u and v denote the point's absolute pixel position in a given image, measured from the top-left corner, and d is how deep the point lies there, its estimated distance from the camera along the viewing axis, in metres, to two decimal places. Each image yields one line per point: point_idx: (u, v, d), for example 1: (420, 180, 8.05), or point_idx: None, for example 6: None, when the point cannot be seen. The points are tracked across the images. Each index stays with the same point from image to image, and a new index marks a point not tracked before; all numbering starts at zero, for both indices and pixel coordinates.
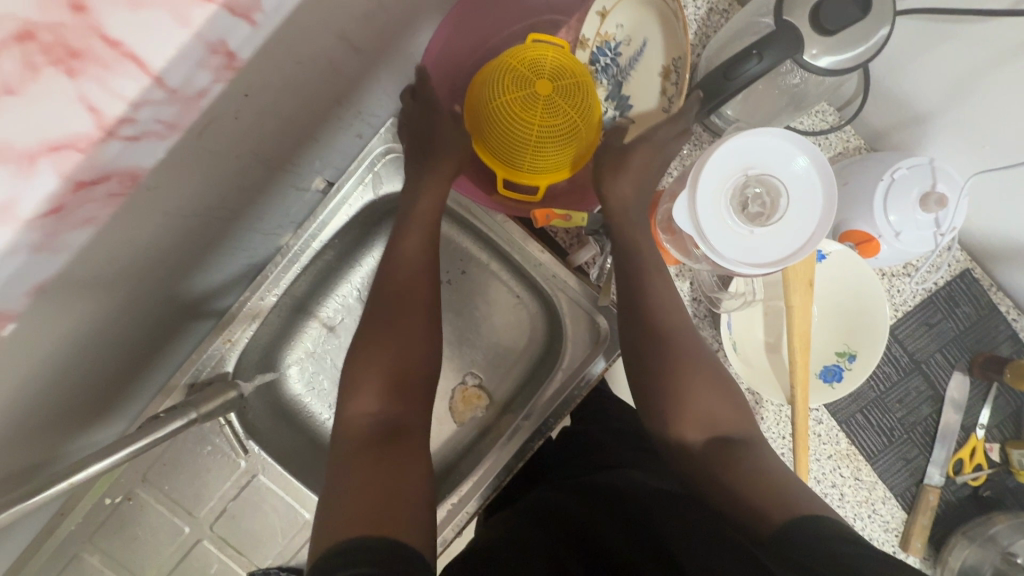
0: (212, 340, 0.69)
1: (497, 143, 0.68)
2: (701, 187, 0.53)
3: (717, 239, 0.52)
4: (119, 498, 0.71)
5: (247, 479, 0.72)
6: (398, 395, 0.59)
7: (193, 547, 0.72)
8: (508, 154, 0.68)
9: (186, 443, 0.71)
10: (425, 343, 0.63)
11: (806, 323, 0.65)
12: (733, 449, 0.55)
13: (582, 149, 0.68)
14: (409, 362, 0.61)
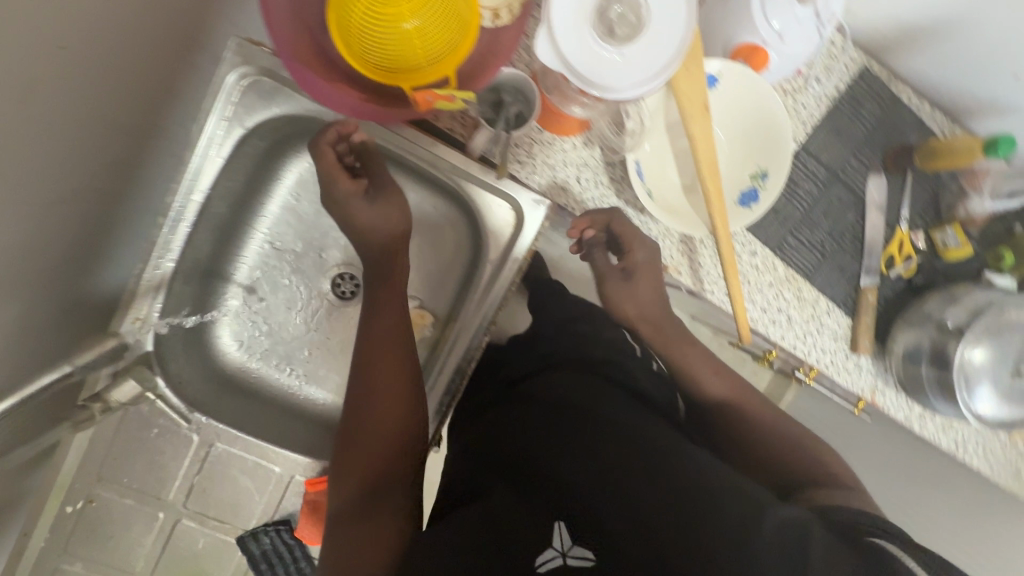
0: (119, 322, 0.65)
1: (382, 53, 0.62)
2: (560, 24, 0.50)
3: (594, 73, 0.51)
4: (80, 503, 0.69)
5: (204, 450, 0.71)
6: (378, 456, 0.64)
7: (174, 529, 0.72)
8: (399, 57, 0.62)
9: (131, 430, 0.69)
10: (403, 398, 0.66)
11: (711, 151, 0.64)
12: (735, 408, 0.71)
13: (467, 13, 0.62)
14: (390, 422, 0.65)
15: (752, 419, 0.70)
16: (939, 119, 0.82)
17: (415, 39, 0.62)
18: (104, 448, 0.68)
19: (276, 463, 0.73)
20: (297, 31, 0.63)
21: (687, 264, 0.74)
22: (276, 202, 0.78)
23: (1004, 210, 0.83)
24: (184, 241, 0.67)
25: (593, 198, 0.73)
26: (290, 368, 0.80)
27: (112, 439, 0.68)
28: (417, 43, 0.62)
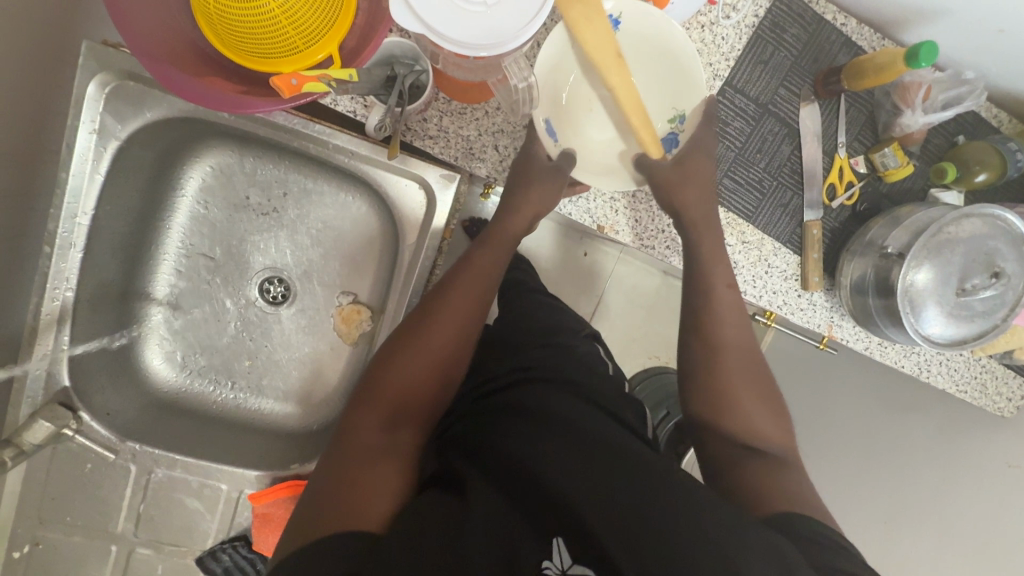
0: (26, 360, 0.63)
1: (254, 43, 0.57)
2: None
3: (464, 32, 0.47)
4: (27, 546, 0.67)
5: (145, 478, 0.69)
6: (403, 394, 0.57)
7: (130, 559, 0.70)
8: (274, 45, 0.57)
9: (64, 467, 0.67)
10: (457, 333, 0.62)
11: (631, 87, 0.62)
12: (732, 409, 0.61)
13: None
14: (437, 352, 0.60)
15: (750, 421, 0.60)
16: (868, 34, 0.78)
17: (284, 21, 0.56)
18: (40, 489, 0.66)
19: (222, 480, 0.70)
20: (155, 25, 0.58)
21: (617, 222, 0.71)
22: (183, 211, 0.75)
23: (944, 122, 0.80)
24: (80, 267, 0.64)
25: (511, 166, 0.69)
26: (229, 381, 0.78)
27: (47, 479, 0.66)
28: (287, 25, 0.56)
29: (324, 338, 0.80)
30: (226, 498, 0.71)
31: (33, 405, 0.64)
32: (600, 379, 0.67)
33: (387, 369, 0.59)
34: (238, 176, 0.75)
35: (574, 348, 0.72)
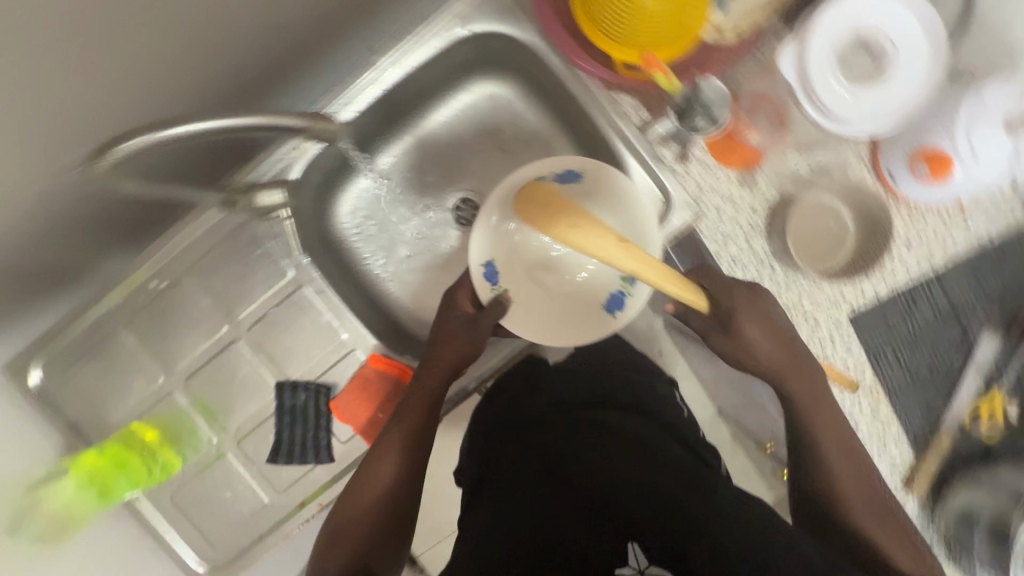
0: (282, 143, 0.68)
1: (614, 24, 0.67)
2: None
3: None
4: (164, 284, 0.72)
5: (292, 289, 0.73)
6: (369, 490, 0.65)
7: (227, 347, 0.74)
8: (627, 33, 0.68)
9: (238, 240, 0.71)
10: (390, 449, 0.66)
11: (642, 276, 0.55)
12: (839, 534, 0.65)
13: (692, 18, 0.68)
14: (376, 478, 0.65)
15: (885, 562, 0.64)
16: None
17: (648, 22, 0.66)
18: (209, 244, 0.71)
19: (345, 330, 0.74)
20: None
21: None
22: (448, 110, 0.81)
23: None
24: (369, 101, 0.72)
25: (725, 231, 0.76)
26: (385, 256, 0.79)
27: (218, 241, 0.71)
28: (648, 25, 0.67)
29: None
30: (335, 348, 0.74)
31: (258, 177, 0.68)
32: (663, 410, 0.75)
33: (370, 467, 0.66)
34: (504, 112, 0.82)
35: (653, 380, 0.79)
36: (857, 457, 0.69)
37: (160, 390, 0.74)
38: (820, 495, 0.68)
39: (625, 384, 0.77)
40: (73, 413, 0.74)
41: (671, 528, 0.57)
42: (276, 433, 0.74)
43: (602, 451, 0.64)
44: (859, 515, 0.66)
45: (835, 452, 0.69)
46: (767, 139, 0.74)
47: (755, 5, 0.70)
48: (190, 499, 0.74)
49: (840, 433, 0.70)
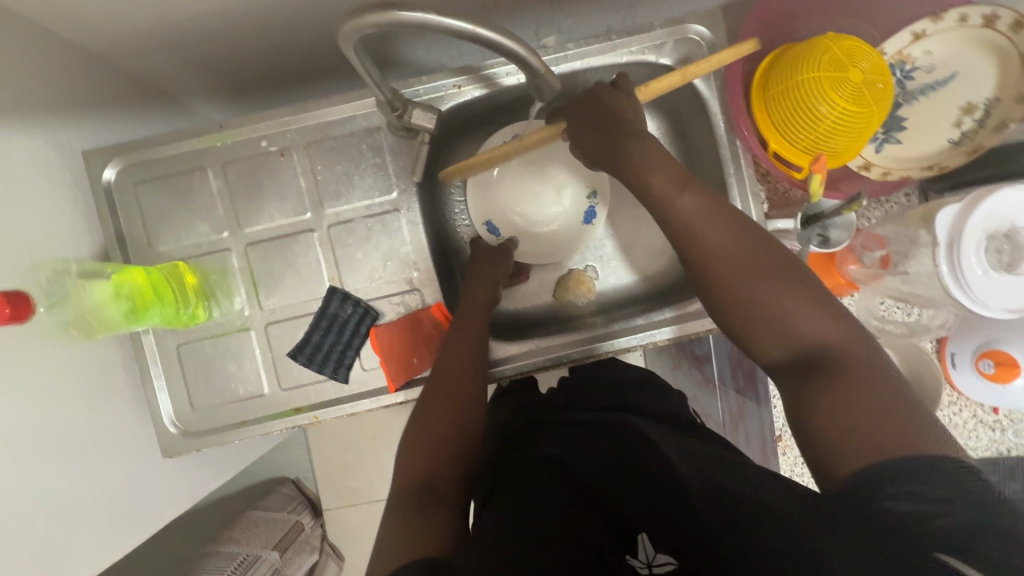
0: (447, 76, 0.70)
1: (787, 119, 0.70)
2: (961, 258, 0.57)
3: (989, 295, 0.57)
4: (274, 149, 0.72)
5: (387, 209, 0.73)
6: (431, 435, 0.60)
7: (302, 233, 0.73)
8: (794, 131, 0.70)
9: (363, 142, 0.72)
10: (453, 383, 0.65)
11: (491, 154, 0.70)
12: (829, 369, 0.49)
13: (856, 141, 0.69)
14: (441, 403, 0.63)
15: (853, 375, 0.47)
16: None
17: (820, 130, 0.68)
18: (336, 133, 0.72)
19: (417, 268, 0.74)
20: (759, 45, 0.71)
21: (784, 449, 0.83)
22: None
23: None
24: None
25: None
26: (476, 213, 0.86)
27: (345, 134, 0.72)
28: (818, 132, 0.68)
29: (549, 274, 0.87)
30: (401, 281, 0.73)
31: (412, 96, 0.70)
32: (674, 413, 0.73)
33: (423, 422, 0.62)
34: None
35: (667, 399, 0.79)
36: (796, 277, 0.54)
37: (217, 242, 0.72)
38: (800, 394, 0.49)
39: (630, 393, 0.78)
40: (126, 225, 0.72)
41: (676, 480, 0.50)
42: (307, 332, 0.73)
43: (586, 446, 0.61)
44: (829, 381, 0.48)
45: (801, 297, 0.52)
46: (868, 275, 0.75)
47: (911, 158, 0.74)
48: (195, 356, 0.73)
49: (779, 280, 0.54)
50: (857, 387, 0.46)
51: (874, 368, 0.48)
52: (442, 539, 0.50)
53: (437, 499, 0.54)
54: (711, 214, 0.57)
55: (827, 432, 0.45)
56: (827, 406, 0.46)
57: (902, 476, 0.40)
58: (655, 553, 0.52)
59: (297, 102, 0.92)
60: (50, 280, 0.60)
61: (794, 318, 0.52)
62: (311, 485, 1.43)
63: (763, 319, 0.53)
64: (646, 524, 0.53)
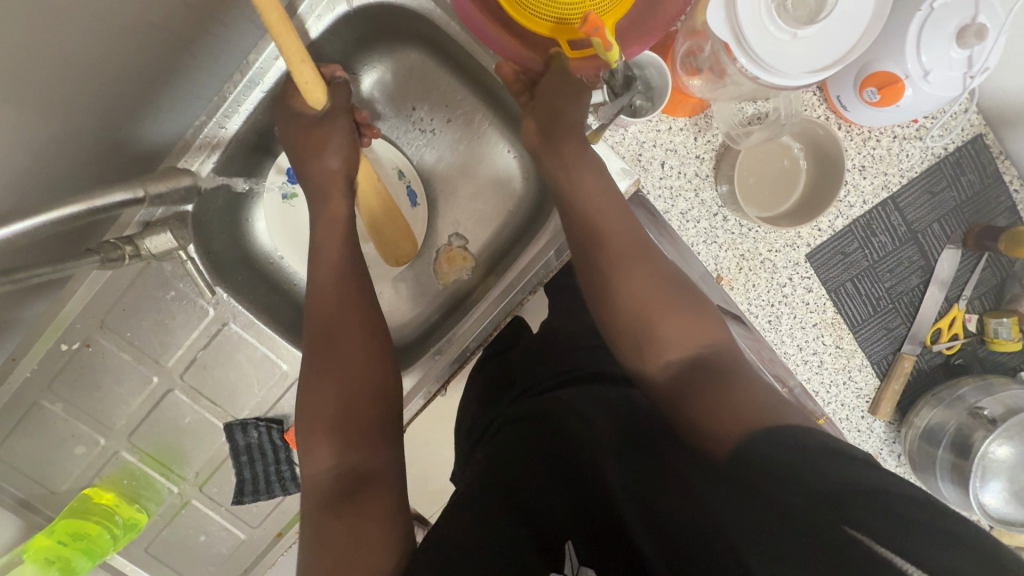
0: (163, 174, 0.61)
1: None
2: (755, 39, 0.55)
3: (804, 59, 0.56)
4: (77, 344, 0.66)
5: (218, 327, 0.68)
6: (349, 444, 0.56)
7: (164, 397, 0.69)
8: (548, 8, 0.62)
9: (146, 283, 0.65)
10: (373, 387, 0.60)
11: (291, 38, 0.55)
12: (710, 377, 0.51)
13: None
14: (354, 404, 0.58)
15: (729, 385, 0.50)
16: None
17: None
18: (115, 294, 0.65)
19: (285, 360, 0.70)
20: None
21: (731, 290, 0.78)
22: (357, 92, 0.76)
23: None
24: (257, 104, 0.65)
25: (671, 187, 0.75)
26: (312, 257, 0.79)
27: (125, 288, 0.65)
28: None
29: (421, 269, 0.81)
30: (279, 380, 0.70)
31: (151, 216, 0.61)
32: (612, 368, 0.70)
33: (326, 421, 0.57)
34: (415, 87, 0.77)
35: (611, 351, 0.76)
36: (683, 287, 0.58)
37: (103, 451, 0.70)
38: (680, 388, 0.52)
39: (573, 359, 0.74)
40: (17, 490, 0.70)
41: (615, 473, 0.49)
42: (236, 473, 0.71)
43: (541, 441, 0.56)
44: (714, 385, 0.50)
45: (685, 308, 0.56)
46: (710, 87, 0.67)
47: None
48: (166, 548, 0.73)
49: (594, 259, 0.59)
50: (715, 400, 0.49)
51: (711, 317, 0.56)
52: (370, 544, 0.49)
53: (357, 489, 0.53)
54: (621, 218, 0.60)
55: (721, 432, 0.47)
56: (725, 408, 0.48)
57: (794, 443, 0.42)
58: (579, 566, 0.46)
59: None
60: None
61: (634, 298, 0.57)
62: None
63: (631, 326, 0.56)
64: (578, 533, 0.48)
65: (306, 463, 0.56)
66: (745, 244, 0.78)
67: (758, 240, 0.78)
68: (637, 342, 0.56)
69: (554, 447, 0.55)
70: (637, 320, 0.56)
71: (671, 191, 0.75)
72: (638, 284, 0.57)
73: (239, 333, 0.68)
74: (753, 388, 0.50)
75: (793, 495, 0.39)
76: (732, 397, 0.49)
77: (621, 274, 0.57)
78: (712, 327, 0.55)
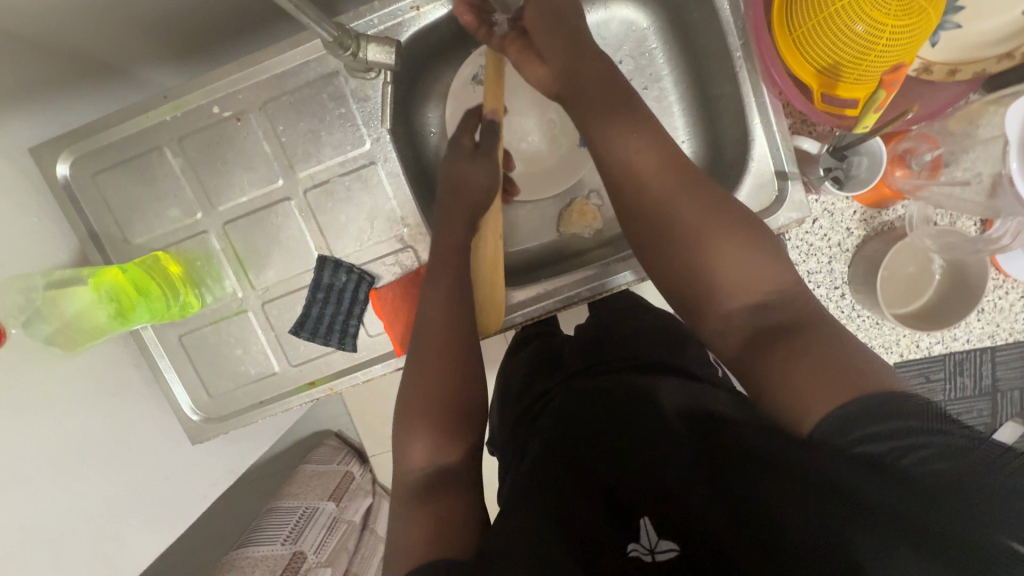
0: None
1: (820, 48, 0.61)
2: None
3: None
4: (228, 114, 0.65)
5: (362, 163, 0.67)
6: (436, 422, 0.54)
7: (277, 202, 0.68)
8: (826, 63, 0.62)
9: (323, 91, 0.65)
10: (457, 359, 0.57)
11: None
12: (778, 334, 0.46)
13: (902, 57, 0.59)
14: (439, 382, 0.56)
15: (811, 342, 0.44)
16: None
17: (862, 58, 0.59)
18: (290, 86, 0.64)
19: (405, 225, 0.69)
20: None
21: None
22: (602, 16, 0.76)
23: None
24: None
25: (811, 244, 0.76)
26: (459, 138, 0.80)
27: (301, 85, 0.65)
28: (859, 59, 0.60)
29: (548, 209, 0.80)
30: (390, 240, 0.69)
31: (367, 28, 0.63)
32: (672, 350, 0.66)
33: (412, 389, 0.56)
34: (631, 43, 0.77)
35: None
36: (719, 214, 0.53)
37: (193, 225, 0.68)
38: (757, 347, 0.47)
39: (632, 346, 0.67)
40: (95, 220, 0.68)
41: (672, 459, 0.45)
42: (304, 306, 0.69)
43: (591, 423, 0.52)
44: (786, 339, 0.45)
45: (729, 244, 0.51)
46: (915, 183, 0.66)
47: (968, 40, 0.65)
48: (199, 344, 0.71)
49: (654, 225, 0.55)
50: (775, 372, 0.44)
51: (772, 260, 0.51)
52: (452, 523, 0.47)
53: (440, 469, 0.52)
54: (669, 178, 0.55)
55: (805, 396, 0.41)
56: (805, 372, 0.42)
57: (878, 414, 0.37)
58: (658, 539, 0.44)
59: (250, 54, 0.81)
60: (18, 299, 0.57)
61: (684, 256, 0.53)
62: (354, 433, 1.28)
63: (694, 287, 0.52)
64: (646, 506, 0.45)
65: (400, 451, 0.55)
66: (847, 327, 0.79)
67: (860, 328, 0.79)
68: (701, 291, 0.52)
69: (604, 428, 0.51)
70: (696, 287, 0.52)
71: (809, 247, 0.76)
72: (672, 252, 0.54)
73: (380, 178, 0.67)
74: (832, 341, 0.44)
75: (893, 487, 0.35)
76: (803, 357, 0.43)
77: (682, 236, 0.53)
78: (770, 264, 0.51)
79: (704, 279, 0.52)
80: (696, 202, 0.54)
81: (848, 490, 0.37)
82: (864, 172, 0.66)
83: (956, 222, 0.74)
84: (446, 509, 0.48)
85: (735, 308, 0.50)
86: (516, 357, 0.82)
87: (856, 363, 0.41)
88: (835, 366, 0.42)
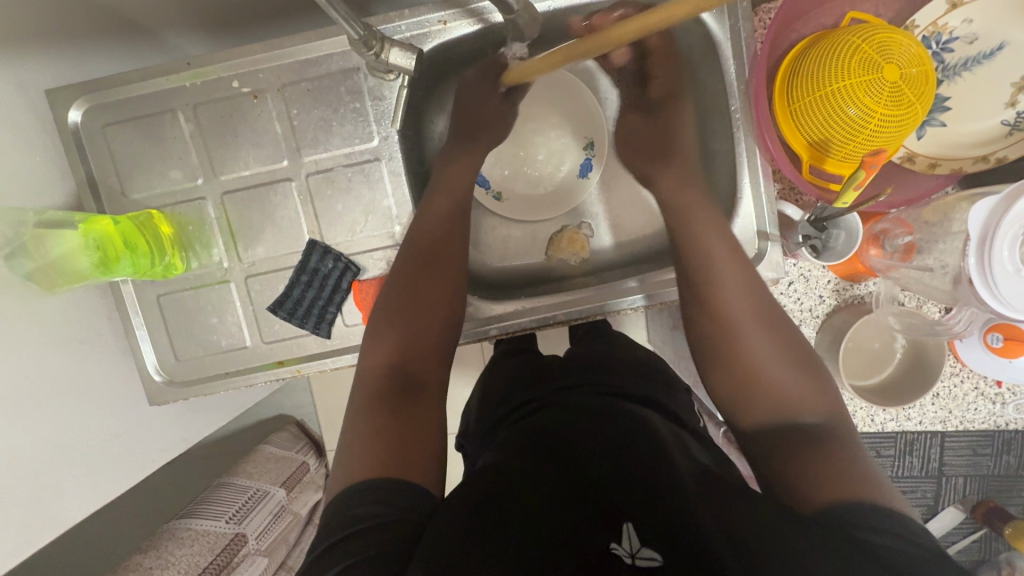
0: (430, 11, 0.65)
1: (815, 125, 0.64)
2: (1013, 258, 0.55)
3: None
4: (246, 90, 0.67)
5: (367, 158, 0.69)
6: (413, 346, 0.63)
7: (278, 182, 0.69)
8: (819, 140, 0.65)
9: (341, 84, 0.67)
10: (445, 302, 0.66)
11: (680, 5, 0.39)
12: (801, 440, 0.52)
13: (887, 144, 0.63)
14: (427, 312, 0.64)
15: (829, 454, 0.49)
16: None
17: (853, 140, 0.63)
18: (310, 75, 0.67)
19: (398, 224, 0.70)
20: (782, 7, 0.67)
21: None
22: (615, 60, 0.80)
23: None
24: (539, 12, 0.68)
25: (783, 305, 0.79)
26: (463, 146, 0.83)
27: (321, 76, 0.67)
28: (850, 141, 0.63)
29: (540, 232, 0.83)
30: (381, 236, 0.70)
31: (393, 34, 0.66)
32: (666, 391, 0.69)
33: (403, 315, 0.64)
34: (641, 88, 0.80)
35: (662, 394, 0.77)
36: (778, 328, 0.61)
37: (192, 190, 0.69)
38: (779, 446, 0.52)
39: (613, 376, 0.69)
40: (96, 169, 0.69)
41: (656, 479, 0.47)
42: (287, 286, 0.71)
43: (587, 433, 0.55)
44: (808, 446, 0.51)
45: (781, 361, 0.59)
46: (886, 263, 0.70)
47: (951, 141, 0.69)
48: (177, 307, 0.72)
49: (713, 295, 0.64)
50: (793, 469, 0.49)
51: (813, 385, 0.57)
52: (412, 443, 0.54)
53: (410, 395, 0.59)
54: (749, 273, 0.64)
55: (819, 494, 0.46)
56: (818, 475, 0.47)
57: (887, 530, 0.41)
58: (640, 545, 0.41)
59: (276, 38, 0.84)
60: (7, 232, 0.55)
61: (734, 350, 0.61)
62: (315, 426, 1.29)
63: (731, 382, 0.60)
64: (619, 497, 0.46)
65: (369, 351, 0.63)
66: None
67: None
68: (739, 389, 0.59)
69: (598, 439, 0.54)
70: (742, 381, 0.59)
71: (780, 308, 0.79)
72: (723, 345, 0.61)
73: (381, 176, 0.69)
74: (849, 459, 0.49)
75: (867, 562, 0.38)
76: (823, 464, 0.48)
77: (735, 337, 0.61)
78: (809, 390, 0.57)
79: (745, 379, 0.59)
80: (762, 310, 0.62)
81: (830, 548, 0.40)
82: (840, 245, 0.69)
83: (920, 305, 0.76)
84: (406, 425, 0.55)
85: (764, 412, 0.57)
86: (497, 364, 0.84)
87: (868, 486, 0.46)
88: (846, 479, 0.47)
